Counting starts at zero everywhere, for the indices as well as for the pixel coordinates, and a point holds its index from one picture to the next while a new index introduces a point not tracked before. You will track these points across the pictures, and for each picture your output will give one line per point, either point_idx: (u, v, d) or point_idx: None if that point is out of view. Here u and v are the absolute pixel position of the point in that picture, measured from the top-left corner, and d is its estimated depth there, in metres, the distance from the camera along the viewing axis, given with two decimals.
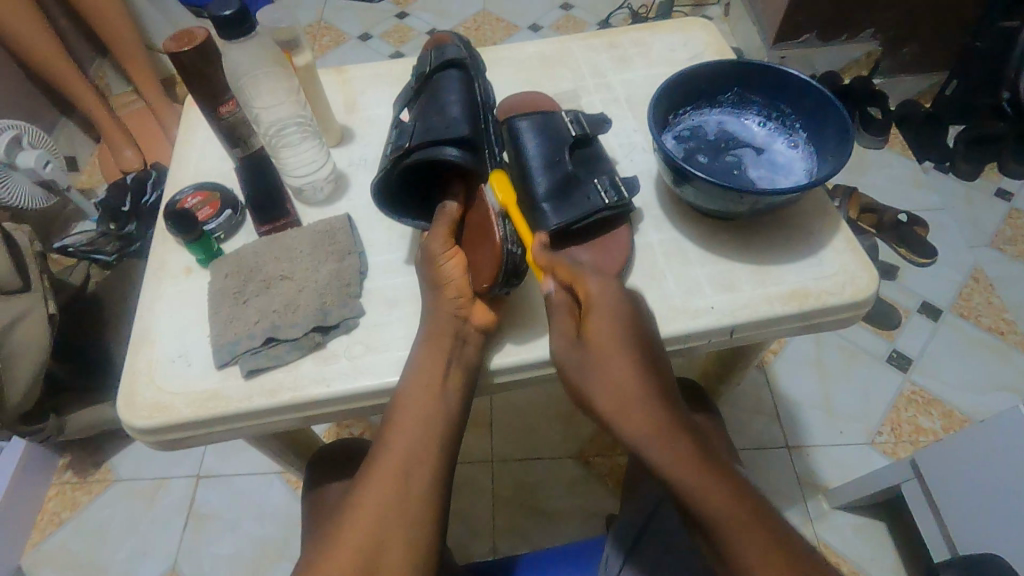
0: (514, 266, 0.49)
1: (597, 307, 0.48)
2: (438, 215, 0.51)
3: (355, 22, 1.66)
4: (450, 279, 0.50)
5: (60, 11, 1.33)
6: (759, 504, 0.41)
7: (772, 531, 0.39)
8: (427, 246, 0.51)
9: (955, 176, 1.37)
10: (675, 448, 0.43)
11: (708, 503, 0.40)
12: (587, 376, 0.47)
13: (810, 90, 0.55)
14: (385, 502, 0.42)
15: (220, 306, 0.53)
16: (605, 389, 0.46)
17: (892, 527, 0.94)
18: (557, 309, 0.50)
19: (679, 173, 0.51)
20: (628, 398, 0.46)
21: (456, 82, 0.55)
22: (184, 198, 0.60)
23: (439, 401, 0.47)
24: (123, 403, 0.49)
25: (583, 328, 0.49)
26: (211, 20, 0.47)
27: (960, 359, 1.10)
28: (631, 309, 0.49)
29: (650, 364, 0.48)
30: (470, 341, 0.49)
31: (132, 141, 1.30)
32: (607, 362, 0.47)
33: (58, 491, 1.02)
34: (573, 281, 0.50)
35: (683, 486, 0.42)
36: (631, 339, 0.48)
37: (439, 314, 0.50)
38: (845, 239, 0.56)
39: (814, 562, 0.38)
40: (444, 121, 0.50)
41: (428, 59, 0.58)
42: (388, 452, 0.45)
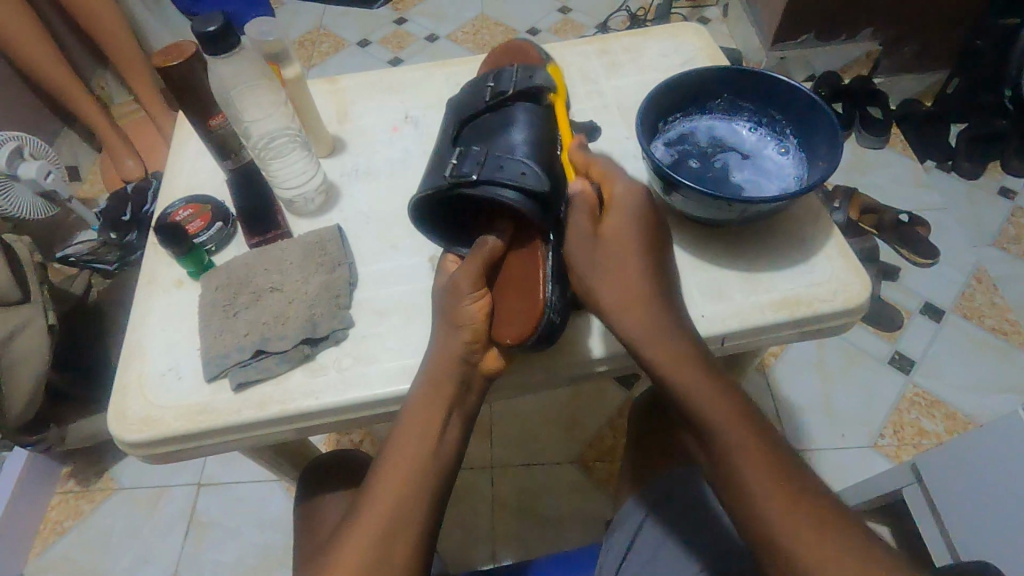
0: (546, 334, 0.48)
1: (615, 208, 0.49)
2: (475, 249, 0.49)
3: (354, 28, 1.67)
4: (470, 320, 0.47)
5: (60, 22, 1.34)
6: (753, 413, 0.43)
7: (763, 441, 0.41)
8: (455, 279, 0.48)
9: (959, 175, 1.36)
10: (678, 351, 0.45)
11: (705, 398, 0.43)
12: (593, 271, 0.48)
13: (800, 96, 0.55)
14: (367, 557, 0.40)
15: (210, 319, 0.53)
16: (614, 283, 0.47)
17: (895, 532, 0.93)
18: (579, 204, 0.49)
19: (667, 182, 0.51)
20: (634, 292, 0.47)
21: (535, 117, 0.55)
22: (176, 211, 0.60)
23: (435, 449, 0.44)
24: (114, 417, 0.49)
25: (602, 226, 0.49)
26: (198, 39, 0.48)
27: (963, 360, 1.09)
28: (652, 217, 0.50)
29: (657, 273, 0.48)
30: (475, 389, 0.47)
31: (132, 150, 1.31)
32: (623, 260, 0.47)
33: (61, 500, 1.02)
34: (606, 179, 0.51)
35: (679, 377, 0.44)
36: (644, 245, 0.48)
37: (449, 356, 0.47)
38: (836, 245, 0.56)
39: (791, 464, 0.41)
40: (514, 161, 0.49)
41: (511, 80, 0.57)
42: (375, 503, 0.42)
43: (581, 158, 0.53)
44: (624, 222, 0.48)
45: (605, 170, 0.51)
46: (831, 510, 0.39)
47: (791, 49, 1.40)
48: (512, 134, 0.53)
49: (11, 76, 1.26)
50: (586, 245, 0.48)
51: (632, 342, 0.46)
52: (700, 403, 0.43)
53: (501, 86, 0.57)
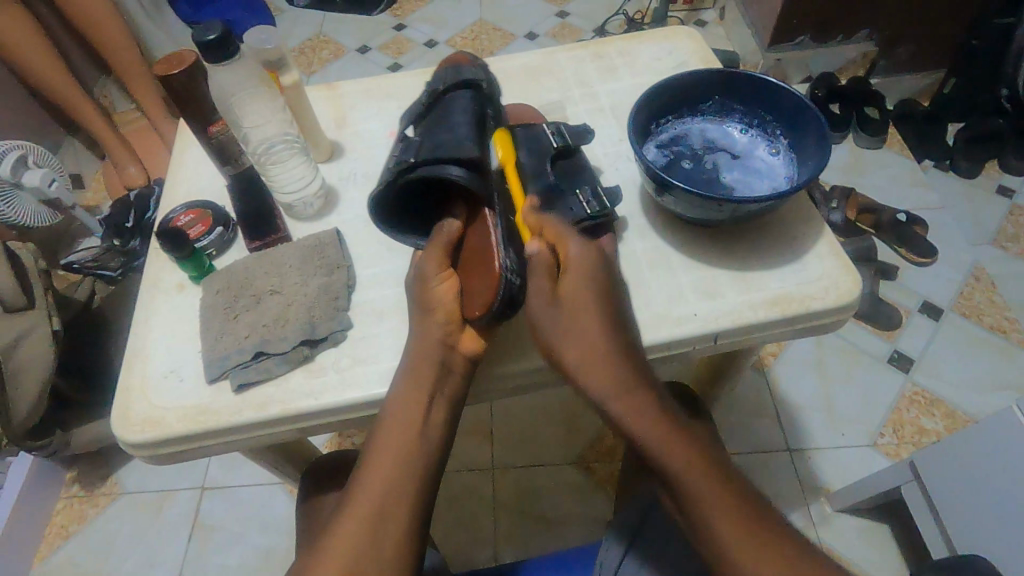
0: (510, 297, 0.49)
1: (572, 267, 0.49)
2: (434, 235, 0.51)
3: (354, 34, 1.68)
4: (441, 302, 0.50)
5: (63, 32, 1.36)
6: (732, 474, 0.41)
7: (737, 491, 0.40)
8: (422, 265, 0.51)
9: (956, 174, 1.36)
10: (643, 411, 0.43)
11: (675, 460, 0.41)
12: (556, 338, 0.47)
13: (789, 97, 0.56)
14: (356, 543, 0.40)
15: (211, 322, 0.54)
16: (576, 346, 0.46)
17: (896, 530, 0.93)
18: (535, 268, 0.50)
19: (659, 183, 0.52)
20: (596, 358, 0.46)
21: (471, 103, 0.55)
22: (178, 216, 0.61)
23: (420, 435, 0.45)
24: (117, 418, 0.50)
25: (559, 286, 0.49)
26: (197, 46, 0.50)
27: (962, 358, 1.10)
28: (604, 277, 0.50)
29: (618, 327, 0.48)
30: (456, 371, 0.49)
31: (136, 157, 1.32)
32: (582, 324, 0.47)
33: (66, 504, 1.03)
34: (560, 241, 0.50)
35: (648, 437, 0.42)
36: (602, 305, 0.48)
37: (425, 336, 0.49)
38: (828, 244, 0.56)
39: (772, 516, 0.39)
40: (453, 141, 0.50)
41: (443, 77, 0.58)
42: (364, 489, 0.43)
43: (534, 219, 0.51)
44: (581, 281, 0.49)
45: (557, 231, 0.51)
46: (808, 557, 0.37)
47: (787, 51, 1.41)
48: (451, 120, 0.53)
49: (15, 86, 1.28)
50: (546, 309, 0.48)
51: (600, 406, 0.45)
52: (671, 464, 0.41)
53: (435, 84, 0.58)
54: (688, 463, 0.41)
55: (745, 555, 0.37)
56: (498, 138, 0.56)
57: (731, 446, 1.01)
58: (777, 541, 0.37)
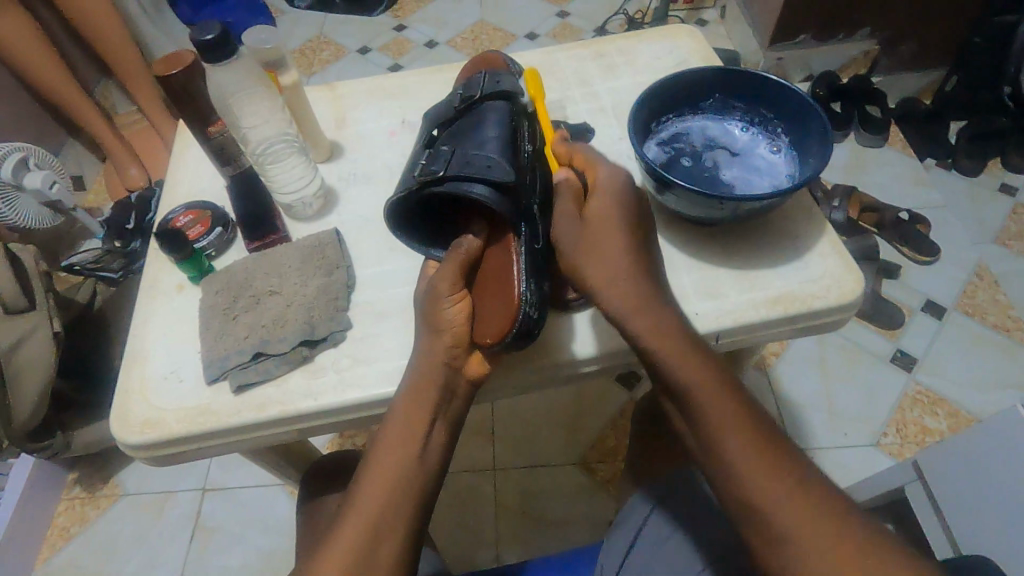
0: (527, 329, 0.47)
1: (598, 190, 0.50)
2: (449, 253, 0.49)
3: (354, 35, 1.68)
4: (451, 324, 0.47)
5: (64, 34, 1.36)
6: (746, 399, 0.42)
7: (751, 418, 0.41)
8: (433, 283, 0.48)
9: (959, 172, 1.36)
10: (665, 331, 0.45)
11: (693, 378, 0.43)
12: (580, 256, 0.48)
13: (791, 94, 0.55)
14: (347, 565, 0.40)
15: (211, 323, 0.54)
16: (599, 266, 0.47)
17: (899, 530, 0.92)
18: (562, 191, 0.52)
19: (660, 181, 0.52)
20: (620, 276, 0.46)
21: (507, 121, 0.54)
22: (178, 217, 0.61)
23: (419, 455, 0.45)
24: (117, 421, 0.50)
25: (584, 208, 0.50)
26: (196, 47, 0.49)
27: (965, 357, 1.09)
28: (633, 199, 0.50)
29: (643, 253, 0.48)
30: (459, 394, 0.47)
31: (136, 159, 1.33)
32: (608, 244, 0.48)
33: (67, 506, 1.03)
34: (589, 167, 0.52)
35: (667, 357, 0.44)
36: (629, 230, 0.48)
37: (432, 359, 0.47)
38: (830, 243, 0.56)
39: (776, 442, 0.40)
40: (484, 158, 0.49)
41: (479, 84, 0.58)
42: (359, 509, 0.42)
43: (564, 148, 0.55)
44: (607, 204, 0.49)
45: (587, 157, 0.53)
46: (812, 481, 0.39)
47: (789, 50, 1.41)
48: (484, 134, 0.53)
49: (17, 89, 1.28)
50: (569, 227, 0.49)
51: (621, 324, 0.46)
52: (684, 382, 0.43)
53: (470, 90, 0.58)
54: (706, 380, 0.42)
55: (751, 470, 0.39)
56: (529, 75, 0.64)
57: None
58: (778, 462, 0.39)
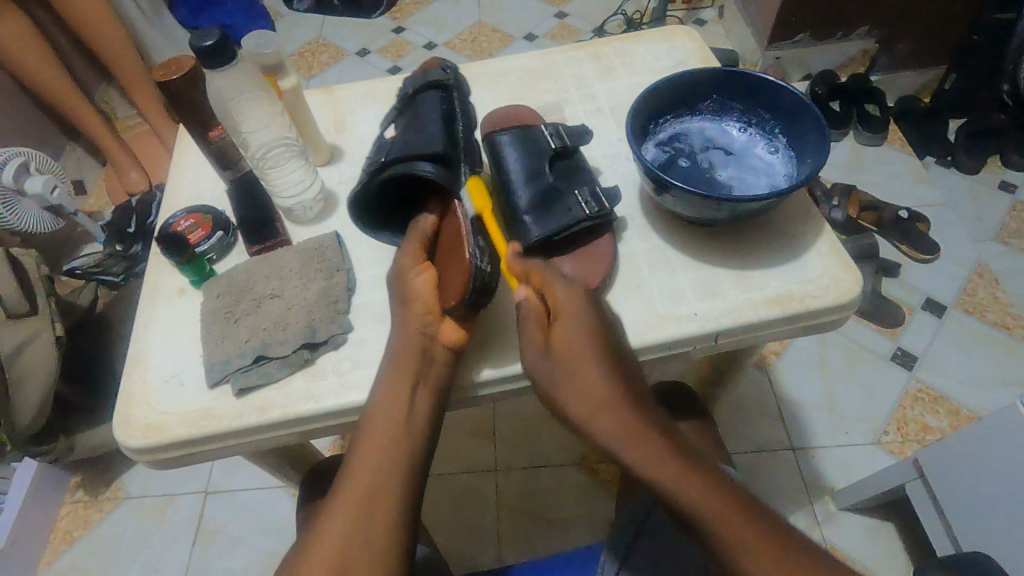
0: (482, 283, 0.50)
1: (563, 314, 0.48)
2: (410, 232, 0.52)
3: (353, 37, 1.69)
4: (419, 293, 0.49)
5: (64, 39, 1.36)
6: (748, 500, 0.40)
7: (761, 527, 0.38)
8: (399, 260, 0.51)
9: (957, 170, 1.36)
10: (655, 455, 0.42)
11: (697, 503, 0.40)
12: (559, 384, 0.46)
13: (788, 95, 0.56)
14: (346, 530, 0.40)
15: (212, 326, 0.54)
16: (582, 400, 0.45)
17: (901, 529, 0.92)
18: (527, 316, 0.49)
19: (658, 183, 0.52)
20: (607, 407, 0.44)
21: (443, 105, 0.56)
22: (178, 221, 0.61)
23: (406, 423, 0.45)
24: (119, 425, 0.50)
25: (550, 334, 0.48)
26: (193, 52, 0.49)
27: (965, 354, 1.09)
28: (595, 308, 0.49)
29: (617, 369, 0.47)
30: (439, 359, 0.48)
31: (137, 163, 1.33)
32: (585, 369, 0.46)
33: (70, 510, 1.04)
34: (547, 287, 0.49)
35: (667, 482, 0.41)
36: (601, 347, 0.47)
37: (408, 330, 0.49)
38: (828, 243, 0.56)
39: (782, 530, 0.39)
40: (419, 139, 0.52)
41: (413, 79, 0.60)
42: (352, 475, 0.43)
43: (518, 265, 0.50)
44: (573, 327, 0.47)
45: (540, 274, 0.50)
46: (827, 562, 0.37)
47: (787, 49, 1.41)
48: (422, 119, 0.55)
49: (17, 93, 1.28)
50: (541, 365, 0.47)
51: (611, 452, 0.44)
52: (687, 502, 0.40)
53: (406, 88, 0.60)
54: (704, 495, 0.40)
55: None
56: (471, 189, 0.54)
57: (735, 446, 1.01)
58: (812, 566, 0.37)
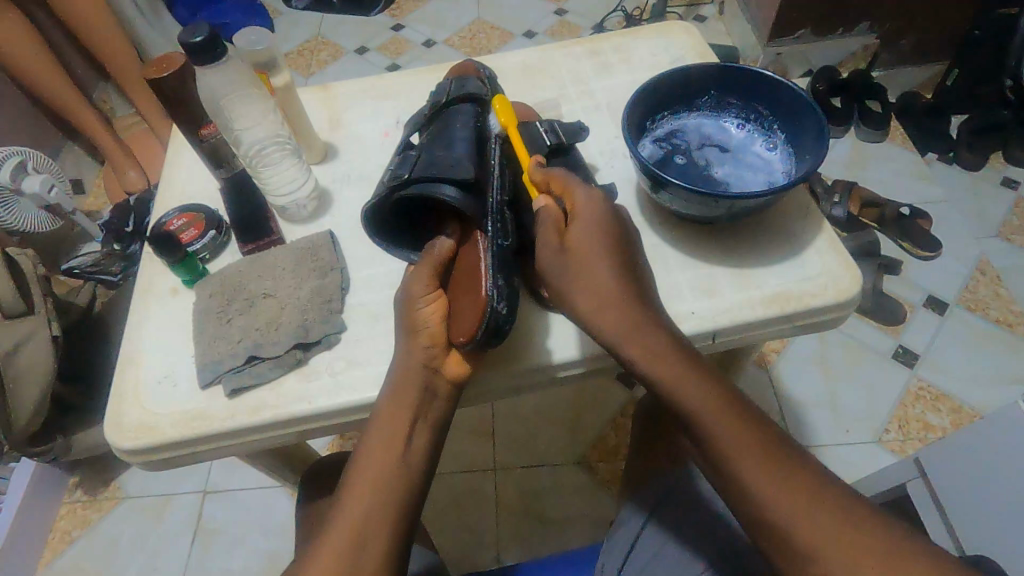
0: (497, 327, 0.47)
1: (579, 217, 0.47)
2: (425, 254, 0.51)
3: (351, 35, 1.68)
4: (426, 324, 0.48)
5: (62, 38, 1.36)
6: (746, 405, 0.42)
7: (766, 440, 0.40)
8: (409, 285, 0.49)
9: (959, 166, 1.34)
10: (659, 353, 0.43)
11: (698, 404, 0.42)
12: (571, 283, 0.46)
13: (786, 91, 0.55)
14: (340, 572, 0.39)
15: (204, 326, 0.53)
16: (592, 300, 0.45)
17: (902, 528, 0.92)
18: (544, 222, 0.48)
19: (655, 180, 0.51)
20: (615, 305, 0.44)
21: (475, 121, 0.55)
22: (171, 220, 0.61)
23: (401, 461, 0.44)
24: (112, 426, 0.50)
25: (566, 237, 0.47)
26: (183, 48, 0.49)
27: (967, 352, 1.09)
28: (614, 221, 0.48)
29: (634, 276, 0.46)
30: (441, 394, 0.47)
31: (135, 161, 1.33)
32: (600, 268, 0.45)
33: (69, 510, 1.03)
34: (566, 192, 0.49)
35: (674, 383, 0.42)
36: (614, 252, 0.46)
37: (410, 361, 0.47)
38: (827, 240, 0.56)
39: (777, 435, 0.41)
40: (448, 160, 0.50)
41: (447, 88, 0.58)
42: (345, 514, 0.42)
43: (541, 175, 0.51)
44: (588, 231, 0.46)
45: (564, 182, 0.49)
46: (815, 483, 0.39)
47: (787, 45, 1.40)
48: (451, 134, 0.53)
49: (15, 92, 1.28)
50: (555, 263, 0.46)
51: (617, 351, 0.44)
52: (693, 411, 0.42)
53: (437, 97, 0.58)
54: (710, 399, 0.42)
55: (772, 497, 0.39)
56: (497, 105, 0.56)
57: None
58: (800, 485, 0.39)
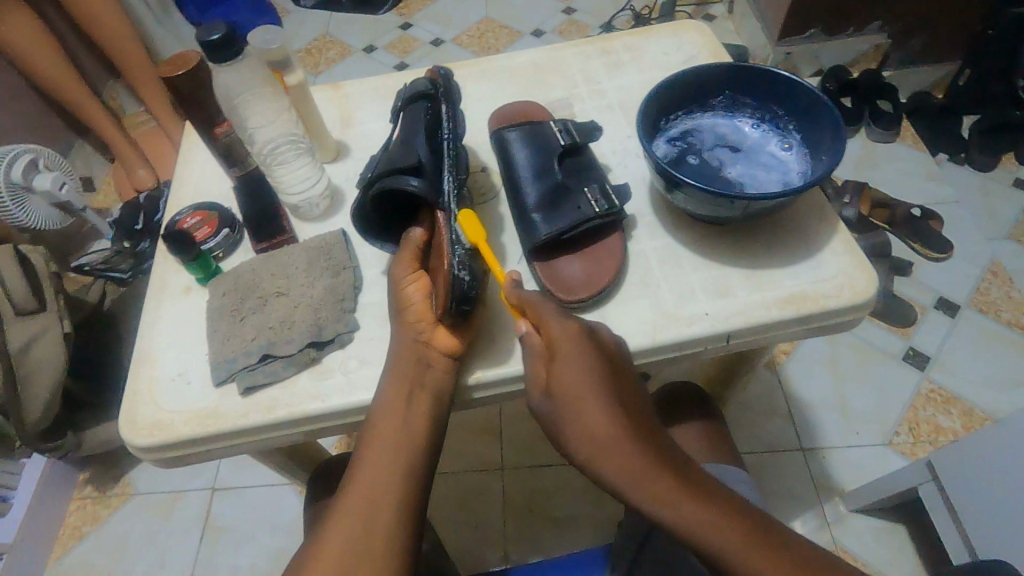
0: (463, 292, 0.47)
1: (561, 354, 0.45)
2: (402, 243, 0.51)
3: (360, 34, 1.68)
4: (410, 303, 0.49)
5: (73, 36, 1.37)
6: (763, 524, 0.40)
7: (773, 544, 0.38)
8: (393, 271, 0.51)
9: (972, 167, 1.33)
10: (644, 475, 0.41)
11: (722, 547, 0.39)
12: (563, 427, 0.44)
13: (802, 90, 0.54)
14: (347, 545, 0.40)
15: (218, 324, 0.54)
16: (580, 434, 0.43)
17: (913, 532, 0.91)
18: (531, 356, 0.47)
19: (669, 180, 0.51)
20: (610, 453, 0.42)
21: (426, 116, 0.56)
22: (184, 218, 0.61)
23: (403, 430, 0.45)
24: (125, 423, 0.50)
25: (551, 374, 0.45)
26: (201, 45, 0.49)
27: (978, 355, 1.08)
28: (593, 337, 0.47)
29: (621, 403, 0.44)
30: (435, 365, 0.48)
31: (144, 159, 1.33)
32: (589, 414, 0.43)
33: (79, 505, 1.04)
34: (544, 325, 0.47)
35: (681, 524, 0.40)
36: (604, 382, 0.44)
37: (403, 339, 0.49)
38: (843, 241, 0.55)
39: (806, 557, 0.38)
40: (403, 154, 0.51)
41: (405, 92, 0.59)
42: (353, 486, 0.43)
43: (519, 302, 0.49)
44: (572, 365, 0.44)
45: (540, 311, 0.47)
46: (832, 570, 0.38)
47: (798, 44, 1.39)
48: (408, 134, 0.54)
49: (27, 91, 1.29)
50: (545, 402, 0.46)
51: (619, 495, 0.42)
52: (709, 546, 0.39)
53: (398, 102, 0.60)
54: (710, 517, 0.39)
55: None
56: (464, 221, 0.49)
57: (745, 446, 1.00)
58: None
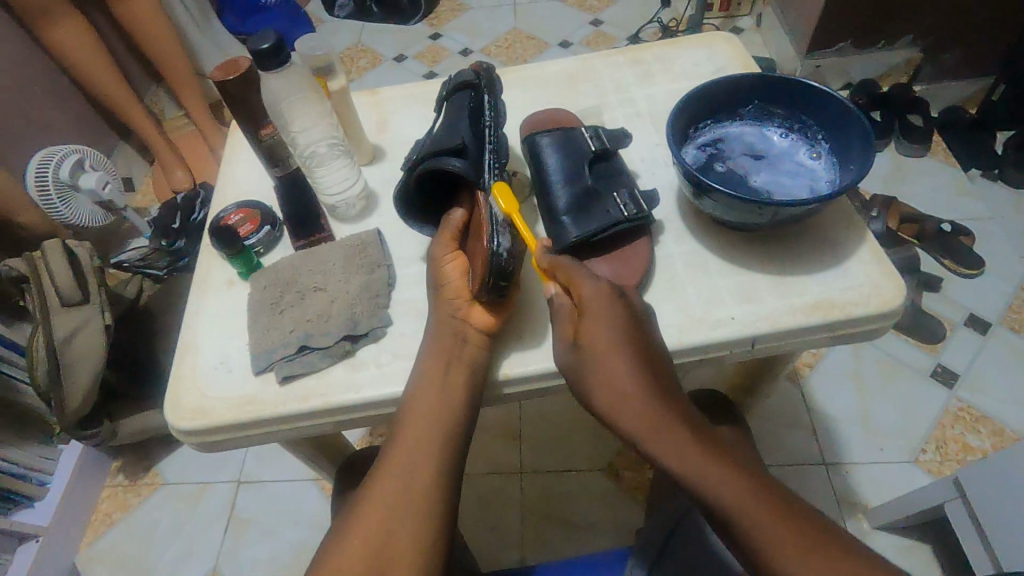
0: (499, 270, 0.48)
1: (590, 312, 0.47)
2: (443, 224, 0.54)
3: (391, 44, 1.73)
4: (448, 279, 0.53)
5: (120, 43, 1.43)
6: (768, 485, 0.41)
7: (772, 497, 0.40)
8: (433, 251, 0.54)
9: (1004, 183, 1.29)
10: (657, 427, 0.43)
11: (725, 496, 0.40)
12: (589, 381, 0.46)
13: (832, 101, 0.55)
14: (389, 507, 0.43)
15: (259, 315, 0.56)
16: (603, 388, 0.45)
17: (939, 552, 0.89)
18: (558, 313, 0.50)
19: (698, 187, 0.52)
20: (633, 408, 0.44)
21: (468, 105, 0.58)
22: (228, 215, 0.64)
23: (440, 397, 0.48)
24: (170, 407, 0.53)
25: (579, 333, 0.47)
26: (252, 54, 0.52)
27: (1009, 374, 1.05)
28: (625, 302, 0.48)
29: (647, 361, 0.46)
30: (470, 342, 0.51)
31: (183, 161, 1.38)
32: (615, 371, 0.45)
33: (111, 493, 1.08)
34: (573, 284, 0.49)
35: (691, 481, 0.41)
36: (630, 337, 0.46)
37: (440, 316, 0.52)
38: (871, 249, 0.56)
39: (817, 520, 0.39)
40: (449, 140, 0.54)
41: (449, 81, 0.62)
42: (393, 452, 0.46)
43: (549, 265, 0.51)
44: (599, 326, 0.46)
45: (567, 273, 0.49)
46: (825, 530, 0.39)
47: (827, 57, 1.39)
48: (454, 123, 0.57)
49: (75, 94, 1.35)
50: (569, 359, 0.48)
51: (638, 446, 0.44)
52: (711, 494, 0.41)
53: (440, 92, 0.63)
54: (712, 468, 0.41)
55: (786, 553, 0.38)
56: (499, 193, 0.51)
57: (767, 458, 0.99)
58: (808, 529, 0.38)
